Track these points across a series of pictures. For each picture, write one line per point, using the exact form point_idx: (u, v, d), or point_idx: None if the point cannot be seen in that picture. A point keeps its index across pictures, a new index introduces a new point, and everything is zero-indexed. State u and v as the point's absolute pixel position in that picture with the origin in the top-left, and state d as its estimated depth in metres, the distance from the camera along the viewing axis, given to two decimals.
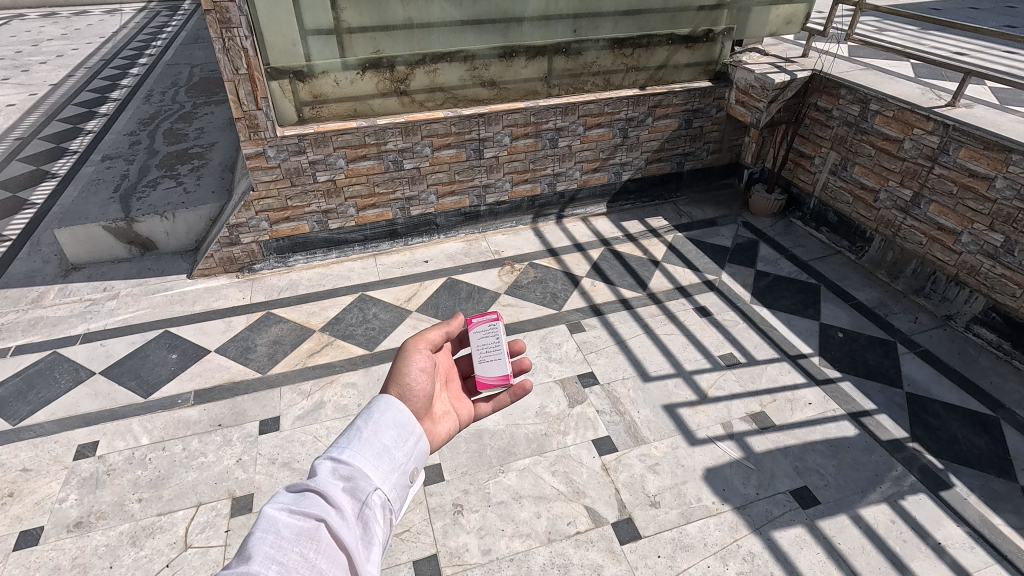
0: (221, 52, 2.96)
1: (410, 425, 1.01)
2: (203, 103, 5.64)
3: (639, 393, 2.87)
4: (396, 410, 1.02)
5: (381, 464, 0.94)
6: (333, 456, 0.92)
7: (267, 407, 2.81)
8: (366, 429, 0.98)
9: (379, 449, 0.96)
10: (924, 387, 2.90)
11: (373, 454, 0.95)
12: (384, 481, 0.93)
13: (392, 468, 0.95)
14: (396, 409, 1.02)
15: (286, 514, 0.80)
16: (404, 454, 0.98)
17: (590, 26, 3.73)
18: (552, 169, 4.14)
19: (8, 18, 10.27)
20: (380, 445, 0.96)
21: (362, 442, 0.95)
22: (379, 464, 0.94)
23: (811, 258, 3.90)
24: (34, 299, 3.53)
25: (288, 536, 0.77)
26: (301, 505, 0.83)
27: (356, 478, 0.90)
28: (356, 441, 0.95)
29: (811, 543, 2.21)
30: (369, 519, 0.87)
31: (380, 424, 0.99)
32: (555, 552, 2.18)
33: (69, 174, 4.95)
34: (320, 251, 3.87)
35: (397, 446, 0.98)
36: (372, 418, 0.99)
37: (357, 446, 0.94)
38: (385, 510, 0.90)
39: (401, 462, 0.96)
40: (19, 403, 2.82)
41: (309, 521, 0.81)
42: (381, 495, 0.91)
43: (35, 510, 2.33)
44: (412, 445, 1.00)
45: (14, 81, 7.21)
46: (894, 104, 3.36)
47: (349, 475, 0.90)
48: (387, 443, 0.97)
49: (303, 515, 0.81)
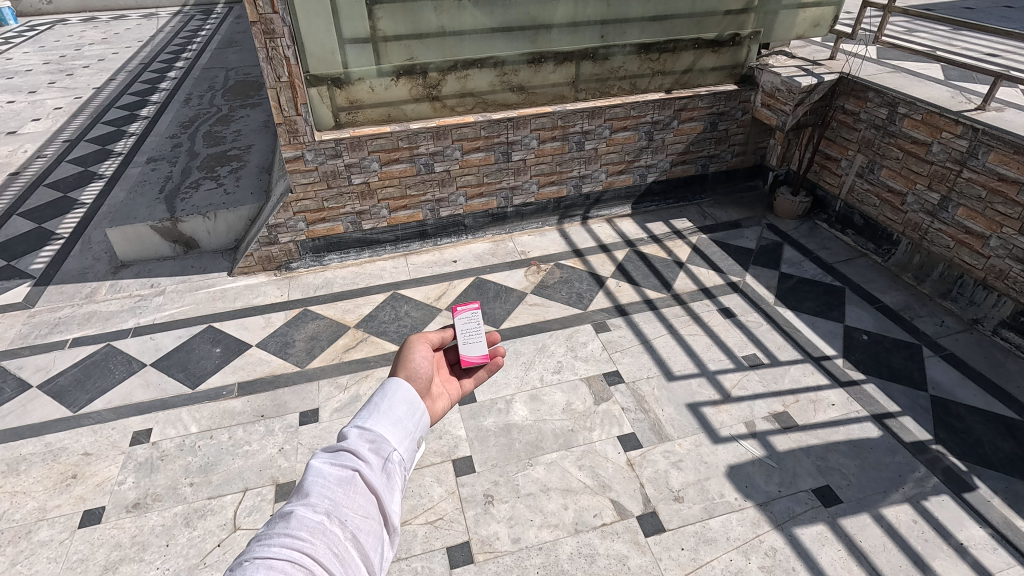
0: (265, 61, 3.13)
1: (418, 400, 1.06)
2: (240, 106, 5.85)
3: (663, 392, 2.95)
4: (405, 389, 1.07)
5: (397, 431, 1.00)
6: (359, 424, 0.99)
7: (307, 400, 2.95)
8: (383, 402, 1.03)
9: (395, 419, 1.01)
10: (948, 390, 2.92)
11: (391, 422, 1.01)
12: (401, 444, 0.99)
13: (407, 435, 1.01)
14: (406, 388, 1.07)
15: (328, 464, 0.91)
16: (416, 423, 1.04)
17: (617, 32, 3.79)
18: (578, 171, 4.22)
19: (51, 23, 10.69)
20: (396, 415, 1.02)
21: (381, 414, 1.01)
22: (397, 431, 1.00)
23: (836, 261, 3.92)
24: (88, 294, 3.74)
25: (332, 481, 0.88)
26: (338, 458, 0.93)
27: (378, 441, 0.97)
28: (375, 412, 1.01)
29: (832, 541, 2.26)
30: (392, 471, 0.95)
31: (393, 400, 1.04)
32: (582, 542, 2.28)
33: (115, 175, 5.19)
34: (353, 250, 4.02)
35: (409, 417, 1.03)
36: (387, 393, 1.05)
37: (377, 416, 1.01)
38: (403, 467, 0.97)
39: (413, 431, 1.03)
40: (78, 392, 3.01)
41: (346, 470, 0.91)
42: (399, 454, 0.98)
43: (97, 491, 2.51)
44: (420, 417, 1.05)
45: (60, 84, 7.53)
46: (922, 108, 3.37)
47: (372, 438, 0.97)
48: (401, 415, 1.03)
49: (340, 466, 0.91)
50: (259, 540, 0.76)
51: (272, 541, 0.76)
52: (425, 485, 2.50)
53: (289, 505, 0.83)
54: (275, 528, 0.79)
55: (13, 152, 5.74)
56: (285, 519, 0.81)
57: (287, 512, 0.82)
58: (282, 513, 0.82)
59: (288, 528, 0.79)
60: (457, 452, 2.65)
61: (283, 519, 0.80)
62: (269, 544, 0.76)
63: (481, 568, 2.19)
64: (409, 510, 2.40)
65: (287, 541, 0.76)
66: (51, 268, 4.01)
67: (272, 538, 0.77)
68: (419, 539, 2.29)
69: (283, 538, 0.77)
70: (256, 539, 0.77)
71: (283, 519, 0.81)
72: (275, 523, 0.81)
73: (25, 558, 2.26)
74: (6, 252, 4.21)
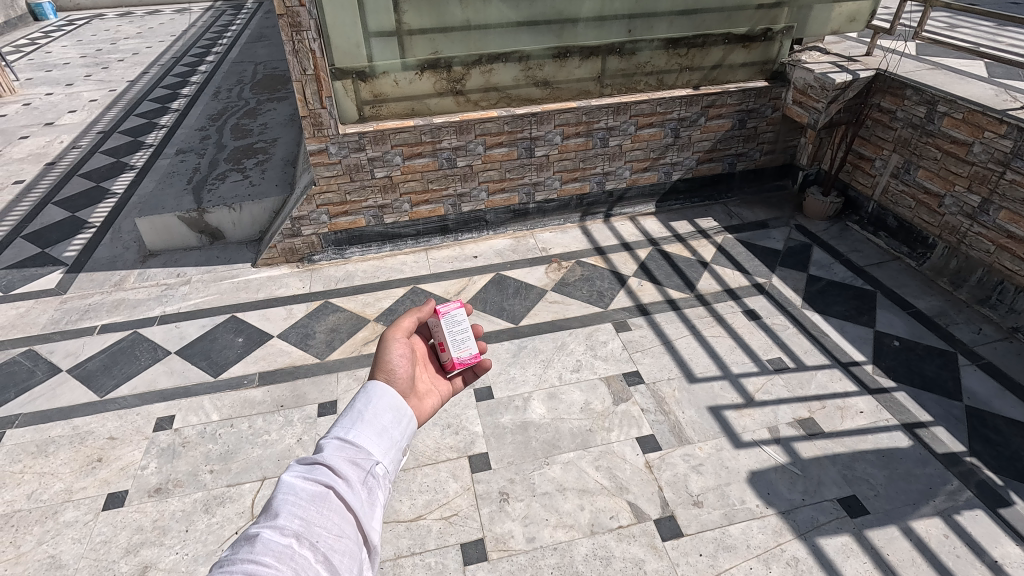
0: (291, 53, 3.14)
1: (403, 407, 1.06)
2: (267, 99, 5.91)
3: (684, 394, 2.89)
4: (391, 394, 1.07)
5: (381, 442, 1.00)
6: (339, 435, 0.98)
7: (326, 391, 2.97)
8: (366, 411, 1.03)
9: (379, 429, 1.01)
10: (985, 401, 2.80)
11: (374, 432, 1.00)
12: (385, 456, 0.99)
13: (391, 446, 1.01)
14: (390, 394, 1.07)
15: (301, 480, 0.89)
16: (401, 433, 1.03)
17: (645, 26, 3.73)
18: (602, 168, 4.17)
19: (89, 18, 10.97)
20: (380, 425, 1.02)
21: (364, 424, 1.01)
22: (380, 442, 1.00)
23: (867, 264, 3.79)
24: (117, 282, 3.82)
25: (304, 498, 0.87)
26: (313, 473, 0.91)
27: (358, 453, 0.96)
28: (358, 421, 1.01)
29: (858, 553, 2.19)
30: (373, 486, 0.95)
31: (378, 407, 1.04)
32: (598, 544, 2.25)
33: (146, 166, 5.31)
34: (375, 244, 4.03)
35: (394, 425, 1.03)
36: (370, 400, 1.04)
37: (359, 426, 1.00)
38: (386, 480, 0.96)
39: (398, 440, 1.02)
40: (105, 377, 3.08)
41: (319, 486, 0.90)
42: (383, 467, 0.97)
43: (121, 475, 2.56)
44: (406, 425, 1.05)
45: (95, 77, 7.73)
46: (963, 105, 3.24)
47: (351, 452, 0.96)
48: (386, 423, 1.02)
49: (314, 482, 0.90)
50: (223, 565, 0.74)
51: (235, 566, 0.74)
52: (441, 481, 2.50)
53: (256, 526, 0.81)
54: (239, 552, 0.77)
55: (49, 143, 5.90)
56: (249, 542, 0.78)
57: (253, 534, 0.80)
58: (248, 536, 0.80)
59: (253, 553, 0.77)
60: (473, 449, 2.63)
61: (248, 543, 0.78)
62: (231, 568, 0.73)
63: (495, 566, 2.18)
64: (424, 505, 2.39)
65: (250, 567, 0.74)
66: (83, 256, 4.11)
67: (235, 561, 0.75)
68: (433, 534, 2.28)
69: (247, 563, 0.74)
70: (219, 565, 0.74)
71: (248, 542, 0.79)
72: (240, 546, 0.79)
73: (50, 537, 2.31)
74: (41, 239, 4.34)
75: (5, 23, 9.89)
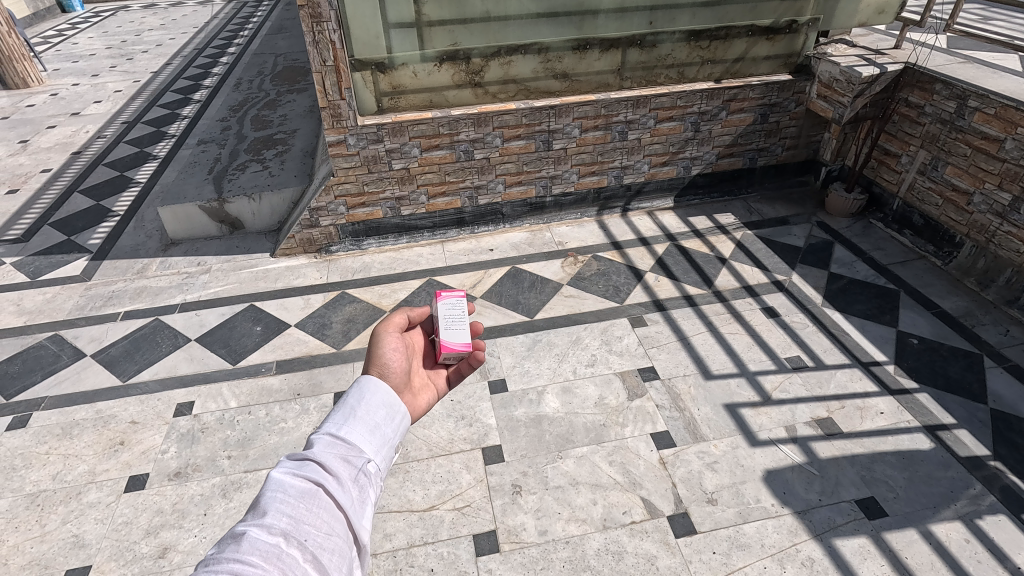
0: (311, 44, 3.15)
1: (397, 405, 1.07)
2: (286, 90, 5.95)
3: (699, 391, 2.86)
4: (383, 391, 1.07)
5: (373, 440, 1.00)
6: (330, 431, 0.98)
7: (341, 380, 3.00)
8: (359, 407, 1.04)
9: (371, 426, 1.02)
10: (1011, 404, 2.73)
11: (367, 429, 1.01)
12: (376, 454, 0.99)
13: (383, 443, 1.01)
14: (382, 391, 1.07)
15: (291, 476, 0.90)
16: (394, 430, 1.04)
17: (666, 18, 3.68)
18: (620, 161, 4.12)
19: (114, 10, 11.14)
20: (371, 422, 1.02)
21: (356, 420, 1.01)
22: (373, 439, 1.01)
23: (891, 262, 3.71)
24: (139, 270, 3.89)
25: (294, 495, 0.87)
26: (303, 469, 0.92)
27: (350, 451, 0.97)
28: (350, 417, 1.01)
29: (875, 555, 2.16)
30: (365, 484, 0.95)
31: (370, 405, 1.04)
32: (610, 539, 2.24)
33: (169, 156, 5.39)
34: (391, 236, 4.05)
35: (387, 423, 1.03)
36: (362, 396, 1.05)
37: (352, 423, 1.00)
38: (377, 477, 0.97)
39: (391, 438, 1.03)
40: (128, 362, 3.15)
41: (309, 484, 0.90)
42: (374, 465, 0.98)
43: (142, 459, 2.62)
44: (398, 423, 1.05)
45: (121, 68, 7.85)
46: (996, 101, 3.14)
47: (343, 449, 0.97)
48: (379, 420, 1.03)
49: (303, 478, 0.90)
50: (208, 564, 0.73)
51: (220, 565, 0.73)
52: (453, 472, 2.51)
53: (243, 525, 0.81)
54: (225, 551, 0.77)
55: (76, 133, 6.02)
56: (236, 541, 0.78)
57: (239, 533, 0.80)
58: (235, 534, 0.80)
59: (238, 552, 0.76)
60: (487, 441, 2.64)
61: (234, 542, 0.78)
62: (216, 567, 0.73)
63: (507, 557, 2.19)
64: (437, 496, 2.41)
65: (236, 566, 0.74)
66: (107, 244, 4.19)
67: (220, 560, 0.74)
68: (445, 524, 2.30)
69: (232, 562, 0.74)
70: (204, 563, 0.74)
71: (234, 541, 0.79)
72: (225, 544, 0.78)
73: (74, 517, 2.37)
74: (67, 227, 4.43)
75: (33, 15, 10.10)
